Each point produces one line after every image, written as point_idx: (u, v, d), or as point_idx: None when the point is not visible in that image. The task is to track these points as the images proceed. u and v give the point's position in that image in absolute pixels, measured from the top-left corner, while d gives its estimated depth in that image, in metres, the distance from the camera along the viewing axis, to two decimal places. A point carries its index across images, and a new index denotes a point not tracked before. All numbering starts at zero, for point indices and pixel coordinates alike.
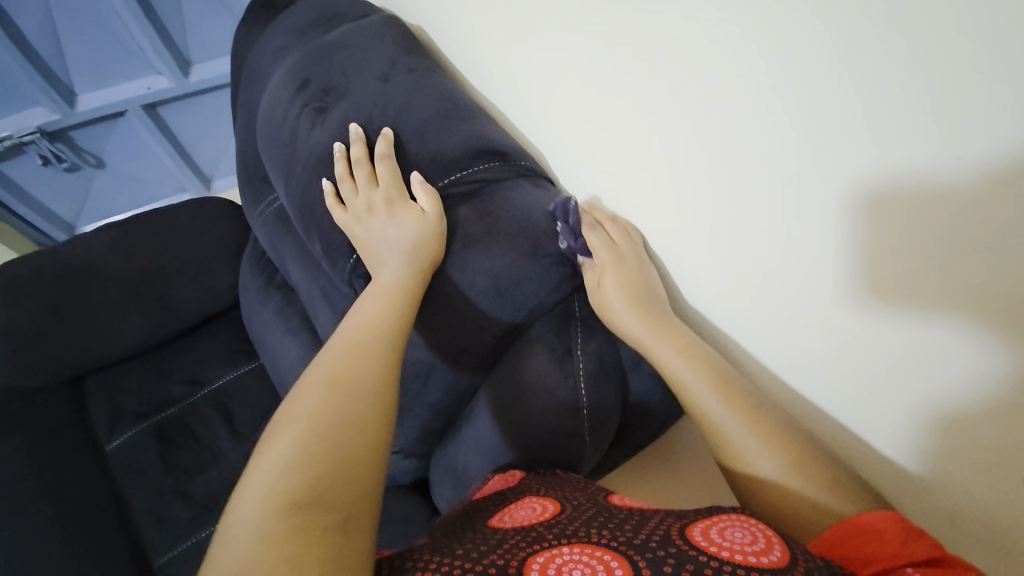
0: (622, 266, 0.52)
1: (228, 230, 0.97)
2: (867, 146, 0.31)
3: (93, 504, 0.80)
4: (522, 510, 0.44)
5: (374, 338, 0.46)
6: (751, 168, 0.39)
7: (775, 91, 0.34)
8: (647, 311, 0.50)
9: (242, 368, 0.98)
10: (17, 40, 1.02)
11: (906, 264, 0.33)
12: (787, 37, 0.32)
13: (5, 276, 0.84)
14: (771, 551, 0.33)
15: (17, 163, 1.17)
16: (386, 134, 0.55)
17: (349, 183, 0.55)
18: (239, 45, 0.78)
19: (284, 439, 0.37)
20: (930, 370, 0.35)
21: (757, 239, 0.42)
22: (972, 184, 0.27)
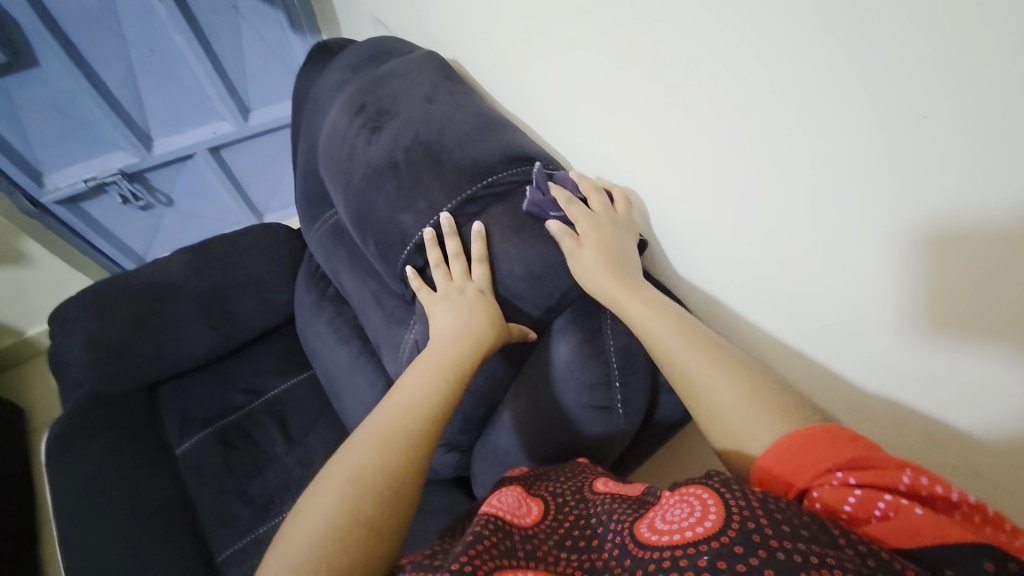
0: (600, 232, 0.57)
1: (285, 250, 1.07)
2: (901, 165, 0.35)
3: (164, 500, 0.87)
4: (506, 498, 0.46)
5: (410, 424, 0.48)
6: (788, 189, 0.43)
7: (814, 113, 0.38)
8: (620, 275, 0.55)
9: (295, 378, 1.06)
10: (106, 94, 1.18)
11: (955, 291, 0.36)
12: (817, 72, 0.36)
13: (96, 293, 0.95)
14: (705, 520, 0.35)
15: (99, 202, 1.32)
16: (478, 230, 0.61)
17: (442, 271, 0.63)
18: (300, 85, 0.90)
19: (318, 504, 0.42)
20: (983, 396, 0.39)
21: (805, 260, 0.46)
22: (1004, 221, 0.31)
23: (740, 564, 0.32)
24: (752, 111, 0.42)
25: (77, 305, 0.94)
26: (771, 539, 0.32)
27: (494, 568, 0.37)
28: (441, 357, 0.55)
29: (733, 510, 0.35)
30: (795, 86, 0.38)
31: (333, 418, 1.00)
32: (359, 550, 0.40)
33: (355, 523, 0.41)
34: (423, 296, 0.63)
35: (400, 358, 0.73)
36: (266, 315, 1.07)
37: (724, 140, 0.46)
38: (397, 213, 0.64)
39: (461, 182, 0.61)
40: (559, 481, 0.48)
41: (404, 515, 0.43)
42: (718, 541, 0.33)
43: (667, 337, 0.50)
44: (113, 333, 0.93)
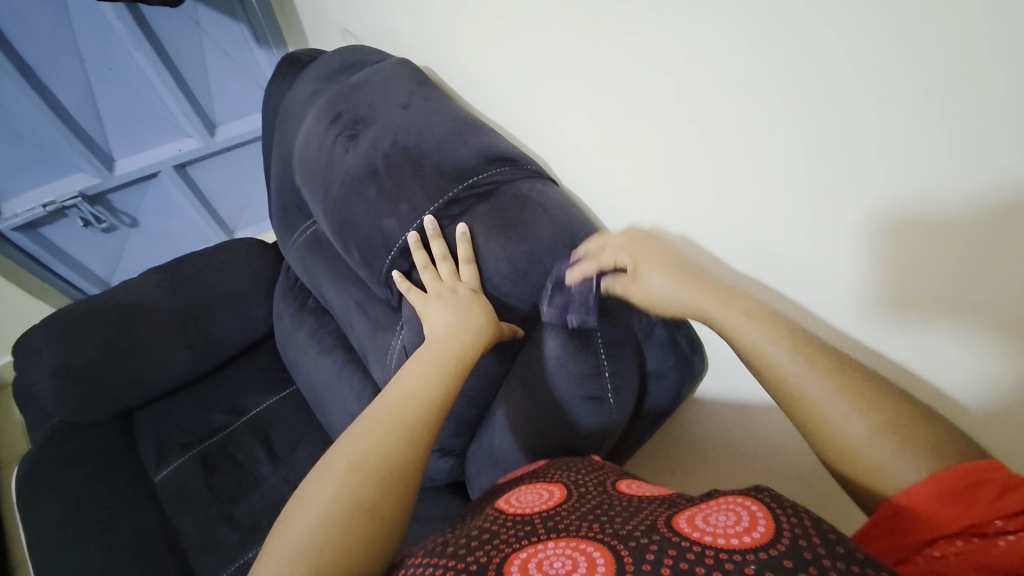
0: (646, 249, 0.52)
1: (261, 266, 1.05)
2: (867, 145, 0.37)
3: (147, 530, 0.83)
4: (530, 495, 0.49)
5: (411, 414, 0.50)
6: (761, 170, 0.45)
7: (783, 100, 0.40)
8: (693, 280, 0.49)
9: (278, 395, 1.03)
10: (62, 114, 1.14)
11: (923, 269, 0.38)
12: (796, 52, 0.37)
13: (63, 319, 0.91)
14: (754, 529, 0.35)
15: (59, 227, 1.27)
16: (463, 232, 0.61)
17: (430, 273, 0.63)
18: (270, 97, 0.89)
19: (327, 481, 0.45)
20: (937, 367, 0.41)
21: (777, 240, 0.48)
22: (966, 199, 0.33)
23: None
24: (724, 102, 0.44)
25: (43, 333, 0.90)
26: (822, 558, 0.32)
27: (510, 552, 0.40)
28: (435, 358, 0.56)
29: (783, 520, 0.35)
30: (765, 76, 0.40)
31: (320, 433, 0.98)
32: (360, 533, 0.41)
33: (357, 510, 0.42)
34: (413, 300, 0.64)
35: (388, 364, 0.73)
36: (244, 333, 1.05)
37: (698, 131, 0.48)
38: (379, 218, 0.64)
39: (443, 184, 0.61)
40: (581, 474, 0.51)
41: (403, 503, 0.45)
42: (767, 554, 0.33)
43: (767, 348, 0.42)
44: (83, 360, 0.90)
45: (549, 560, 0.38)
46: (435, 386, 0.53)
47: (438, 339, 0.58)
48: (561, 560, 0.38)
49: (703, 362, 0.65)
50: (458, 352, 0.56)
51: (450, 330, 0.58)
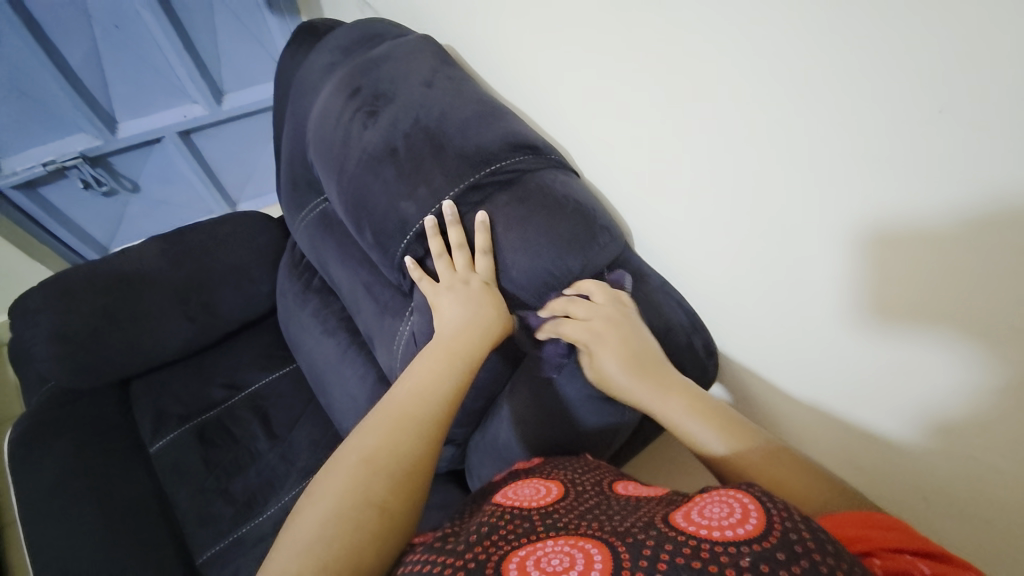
0: (608, 333, 0.53)
1: (266, 240, 1.03)
2: (899, 163, 0.35)
3: (141, 502, 0.82)
4: (527, 488, 0.48)
5: (422, 409, 0.49)
6: (768, 177, 0.45)
7: (825, 100, 0.38)
8: (637, 367, 0.52)
9: (278, 372, 1.02)
10: (66, 71, 1.10)
11: (909, 289, 0.39)
12: (816, 63, 0.37)
13: (62, 283, 0.89)
14: (748, 520, 0.34)
15: (59, 187, 1.24)
16: (482, 221, 0.60)
17: (445, 261, 0.62)
18: (284, 67, 0.85)
19: (338, 476, 0.44)
20: (924, 385, 0.41)
21: (785, 251, 0.47)
22: (953, 224, 0.34)
23: (783, 570, 0.31)
24: (749, 100, 0.43)
25: (41, 296, 0.88)
26: (817, 553, 0.31)
27: (509, 548, 0.39)
28: (452, 350, 0.55)
29: (774, 512, 0.34)
30: (809, 74, 0.38)
31: (318, 413, 0.97)
32: (372, 529, 0.41)
33: (369, 505, 0.42)
34: (426, 287, 0.63)
35: (396, 352, 0.71)
36: (246, 308, 1.03)
37: (728, 122, 0.45)
38: (396, 200, 0.62)
39: (464, 169, 0.59)
40: (578, 472, 0.50)
41: (416, 498, 0.44)
42: (760, 545, 0.32)
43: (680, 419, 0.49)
44: (82, 326, 0.88)
45: (548, 557, 0.37)
46: (448, 379, 0.53)
47: (451, 331, 0.57)
48: (561, 557, 0.37)
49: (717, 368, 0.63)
50: (472, 345, 0.55)
51: (464, 322, 0.57)
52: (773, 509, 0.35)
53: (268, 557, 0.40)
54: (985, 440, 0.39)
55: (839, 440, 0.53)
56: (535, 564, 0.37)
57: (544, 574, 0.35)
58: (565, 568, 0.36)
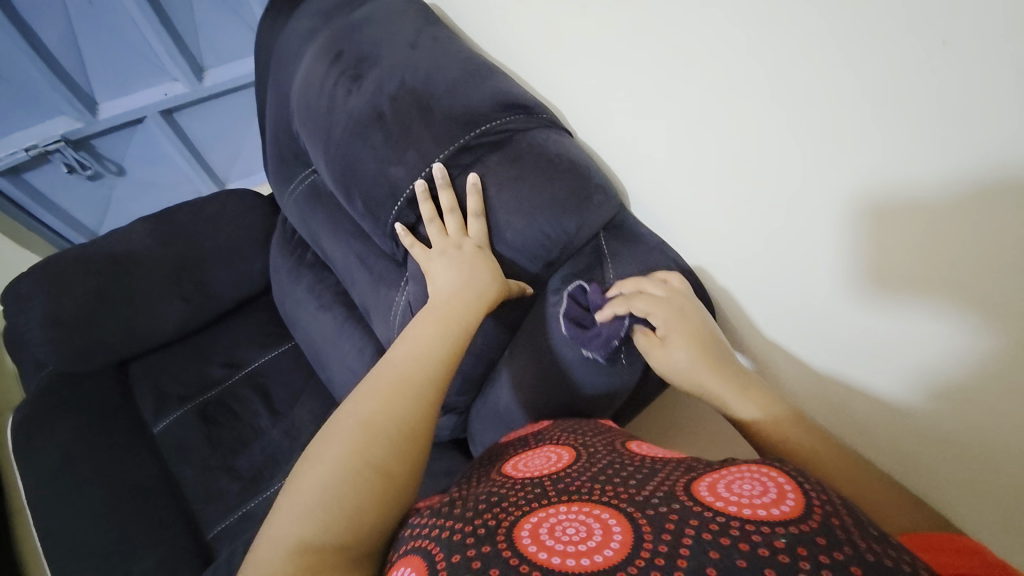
0: (684, 321, 0.53)
1: (256, 218, 1.02)
2: (891, 106, 0.34)
3: (148, 480, 0.84)
4: (538, 459, 0.48)
5: (417, 373, 0.49)
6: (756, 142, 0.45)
7: (818, 43, 0.36)
8: (709, 352, 0.53)
9: (276, 350, 1.02)
10: (41, 51, 1.07)
11: (903, 256, 0.39)
12: (802, 20, 0.37)
13: (52, 267, 0.88)
14: (784, 502, 0.34)
15: (43, 172, 1.21)
16: (474, 182, 0.58)
17: (437, 226, 0.61)
18: (264, 34, 0.83)
19: (334, 440, 0.44)
20: (917, 349, 0.42)
21: (775, 217, 0.47)
22: (946, 187, 0.34)
23: (824, 554, 0.30)
24: (736, 62, 0.42)
25: (32, 281, 0.87)
26: (858, 538, 0.31)
27: (521, 515, 0.39)
28: (449, 315, 0.55)
29: (816, 500, 0.34)
30: (798, 17, 0.37)
31: (319, 389, 0.97)
32: (371, 490, 0.41)
33: (367, 467, 0.42)
34: (418, 254, 0.62)
35: (393, 322, 0.71)
36: (241, 287, 1.02)
37: (718, 72, 0.44)
38: (385, 166, 0.61)
39: (453, 131, 0.58)
40: (590, 436, 0.50)
41: (416, 462, 0.45)
42: (798, 528, 0.32)
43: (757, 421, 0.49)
44: (75, 310, 0.87)
45: (563, 526, 0.37)
46: (447, 344, 0.52)
47: (444, 296, 0.57)
48: (575, 526, 0.37)
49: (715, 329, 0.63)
50: (466, 309, 0.55)
51: (458, 286, 0.57)
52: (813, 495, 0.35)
53: (269, 517, 0.41)
54: (982, 402, 0.39)
55: (840, 400, 0.53)
56: (549, 532, 0.36)
57: (559, 544, 0.35)
58: (581, 538, 0.35)
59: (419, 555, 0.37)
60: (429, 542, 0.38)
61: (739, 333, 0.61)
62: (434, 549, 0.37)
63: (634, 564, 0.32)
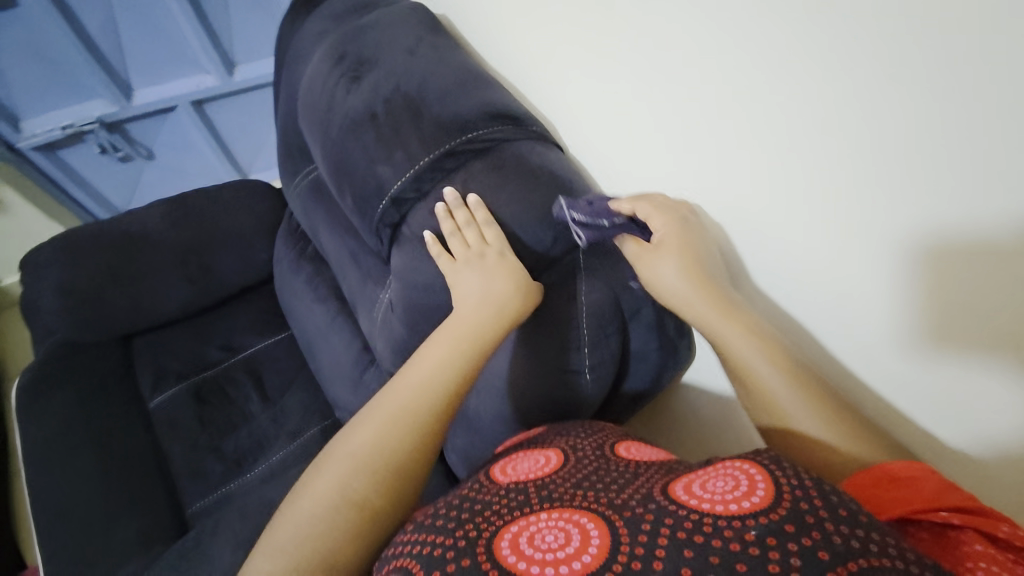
0: (684, 235, 0.52)
1: (265, 209, 1.06)
2: (868, 131, 0.37)
3: (136, 453, 0.87)
4: (526, 462, 0.49)
5: (418, 402, 0.49)
6: (793, 182, 0.44)
7: (797, 77, 0.39)
8: (700, 271, 0.51)
9: (273, 337, 1.05)
10: (83, 36, 1.14)
11: (961, 305, 0.37)
12: (812, 61, 0.38)
13: (70, 240, 0.93)
14: (754, 493, 0.36)
15: (76, 150, 1.30)
16: (474, 202, 0.59)
17: (459, 238, 0.58)
18: (283, 34, 0.86)
19: (325, 473, 0.46)
20: (989, 405, 0.39)
21: (819, 261, 0.45)
22: (1005, 229, 0.32)
23: (791, 543, 0.32)
24: (755, 101, 0.43)
25: (51, 251, 0.92)
26: (828, 521, 0.33)
27: (502, 525, 0.40)
28: (459, 334, 0.54)
29: (783, 482, 0.36)
30: (770, 57, 0.40)
31: (310, 379, 1.00)
32: (351, 528, 0.42)
33: (350, 505, 0.43)
34: (443, 265, 0.59)
35: (378, 320, 0.73)
36: (245, 274, 1.06)
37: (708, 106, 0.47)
38: (374, 164, 0.62)
39: (441, 136, 0.59)
40: (581, 438, 0.51)
41: (403, 497, 0.46)
42: (768, 519, 0.34)
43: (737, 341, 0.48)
44: (86, 282, 0.92)
45: (541, 534, 0.38)
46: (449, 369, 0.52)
47: (459, 319, 0.55)
48: (555, 532, 0.38)
49: (688, 352, 0.67)
50: (475, 330, 0.54)
51: (477, 303, 0.55)
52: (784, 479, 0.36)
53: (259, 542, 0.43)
54: None
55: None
56: (529, 541, 0.38)
57: (538, 553, 0.37)
58: (559, 544, 0.37)
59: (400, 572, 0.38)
60: (409, 559, 0.38)
61: None
62: (415, 566, 0.37)
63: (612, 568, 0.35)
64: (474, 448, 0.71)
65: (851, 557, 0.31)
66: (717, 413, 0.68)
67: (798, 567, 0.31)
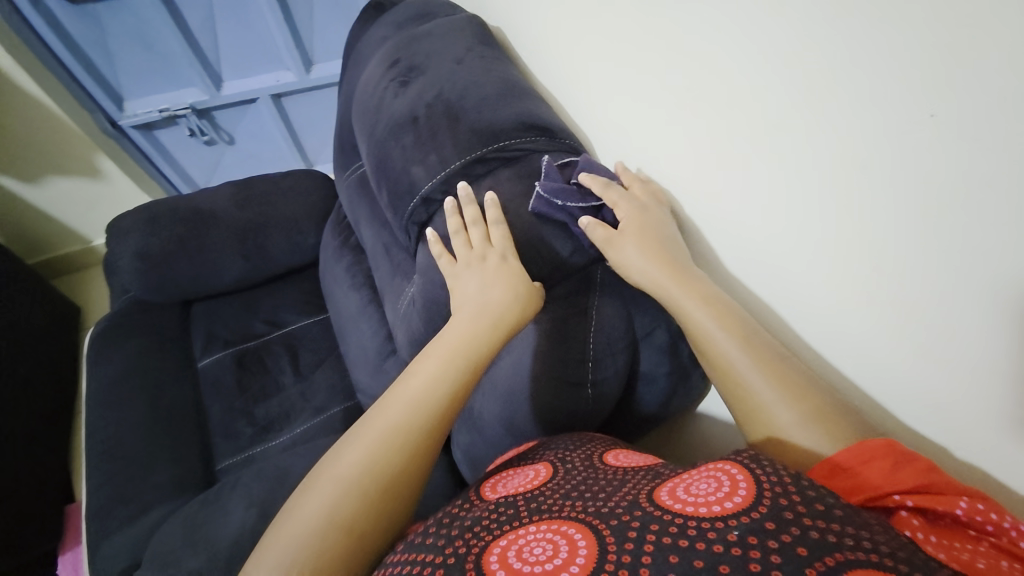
0: (643, 218, 0.56)
1: (319, 197, 1.14)
2: (897, 169, 0.36)
3: (180, 407, 0.95)
4: (516, 478, 0.49)
5: (411, 421, 0.49)
6: (861, 233, 0.41)
7: (830, 108, 0.39)
8: (667, 255, 0.54)
9: (312, 317, 1.12)
10: (184, 29, 1.28)
11: None
12: (861, 106, 0.37)
13: (151, 211, 1.05)
14: (735, 494, 0.36)
15: (170, 132, 1.48)
16: (491, 200, 0.60)
17: (463, 237, 0.61)
18: (350, 37, 0.93)
19: (314, 496, 0.45)
20: None
21: (898, 320, 0.41)
22: None
23: (772, 539, 0.33)
24: (806, 147, 0.42)
25: (133, 219, 1.04)
26: (804, 515, 0.33)
27: (490, 540, 0.40)
28: (455, 341, 0.54)
29: (763, 482, 0.36)
30: (808, 82, 0.39)
31: (340, 360, 1.06)
32: (338, 552, 0.42)
33: (337, 530, 0.43)
34: (445, 265, 0.62)
35: (401, 311, 0.77)
36: (294, 255, 1.14)
37: (739, 126, 0.47)
38: (409, 165, 0.66)
39: (473, 142, 0.62)
40: (571, 449, 0.51)
41: (391, 517, 0.45)
42: (749, 517, 0.34)
43: (701, 317, 0.50)
44: (158, 248, 1.02)
45: (530, 547, 0.39)
46: (444, 386, 0.52)
47: (454, 333, 0.55)
48: (543, 545, 0.39)
49: (701, 379, 0.65)
50: (471, 344, 0.54)
51: (472, 305, 0.57)
52: (762, 478, 0.37)
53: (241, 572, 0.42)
54: None
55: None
56: (517, 555, 0.38)
57: (527, 565, 0.37)
58: (548, 557, 0.37)
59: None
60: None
61: None
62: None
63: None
64: (476, 446, 0.73)
65: (831, 549, 0.32)
66: (726, 445, 0.66)
67: (778, 562, 0.32)
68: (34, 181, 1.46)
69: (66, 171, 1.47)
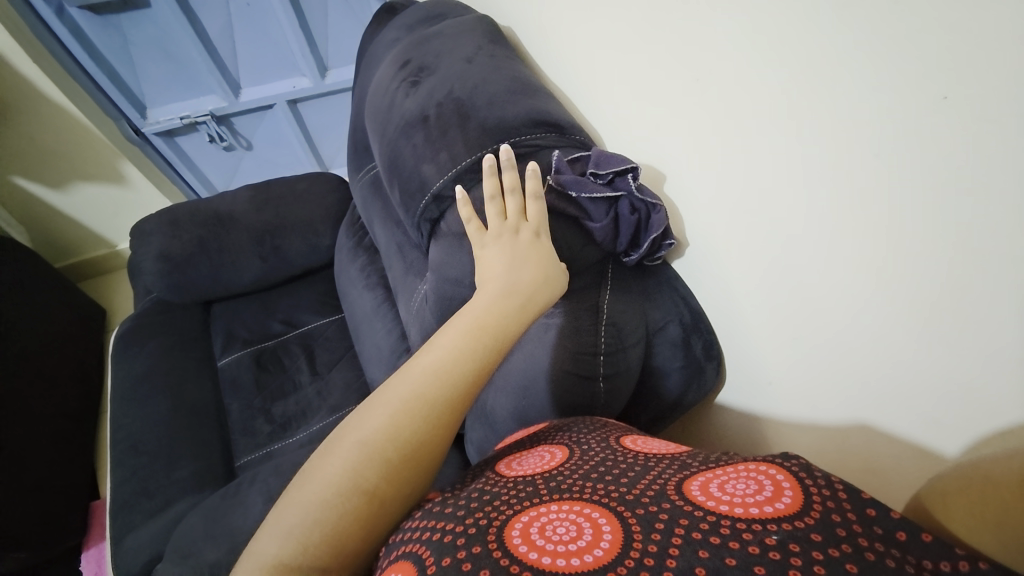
0: None
1: (333, 199, 1.17)
2: (914, 153, 0.34)
3: (202, 405, 0.97)
4: (532, 458, 0.49)
5: (435, 390, 0.46)
6: (884, 228, 0.38)
7: (846, 96, 0.38)
8: None
9: (328, 318, 1.14)
10: (203, 37, 1.31)
11: None
12: (880, 89, 0.35)
13: (173, 214, 1.08)
14: (779, 500, 0.35)
15: (190, 138, 1.53)
16: (533, 169, 0.56)
17: (496, 207, 0.57)
18: (363, 40, 0.95)
19: (337, 457, 0.43)
20: None
21: (917, 323, 0.38)
22: None
23: (817, 550, 0.31)
24: (822, 140, 0.40)
25: (156, 221, 1.07)
26: (861, 536, 0.31)
27: (511, 515, 0.40)
28: (483, 321, 0.50)
29: (812, 491, 0.34)
30: (824, 68, 0.38)
31: (355, 359, 1.07)
32: (359, 514, 0.41)
33: (359, 493, 0.42)
34: (473, 233, 0.58)
35: (415, 308, 0.78)
36: (310, 256, 1.16)
37: (751, 120, 0.46)
38: (420, 163, 0.67)
39: (484, 139, 0.62)
40: (586, 433, 0.51)
41: (414, 485, 0.44)
42: (792, 525, 0.33)
43: None
44: (180, 251, 1.05)
45: (554, 525, 0.38)
46: (468, 363, 0.48)
47: (481, 308, 0.51)
48: (567, 526, 0.38)
49: (716, 373, 0.64)
50: (502, 321, 0.51)
51: (503, 278, 0.53)
52: (808, 487, 0.35)
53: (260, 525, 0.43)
54: None
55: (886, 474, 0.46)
56: (540, 531, 0.37)
57: (550, 544, 0.36)
58: (571, 537, 0.37)
59: (410, 559, 0.38)
60: (420, 545, 0.38)
61: (757, 387, 0.59)
62: (425, 552, 0.37)
63: (625, 563, 0.34)
64: (488, 441, 0.73)
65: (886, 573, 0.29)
66: (742, 440, 0.65)
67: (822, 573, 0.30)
68: (62, 188, 1.52)
69: (90, 177, 1.52)
